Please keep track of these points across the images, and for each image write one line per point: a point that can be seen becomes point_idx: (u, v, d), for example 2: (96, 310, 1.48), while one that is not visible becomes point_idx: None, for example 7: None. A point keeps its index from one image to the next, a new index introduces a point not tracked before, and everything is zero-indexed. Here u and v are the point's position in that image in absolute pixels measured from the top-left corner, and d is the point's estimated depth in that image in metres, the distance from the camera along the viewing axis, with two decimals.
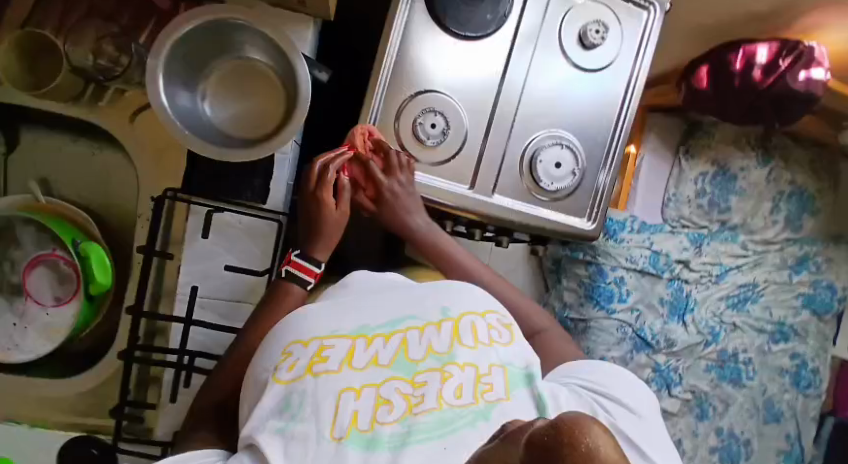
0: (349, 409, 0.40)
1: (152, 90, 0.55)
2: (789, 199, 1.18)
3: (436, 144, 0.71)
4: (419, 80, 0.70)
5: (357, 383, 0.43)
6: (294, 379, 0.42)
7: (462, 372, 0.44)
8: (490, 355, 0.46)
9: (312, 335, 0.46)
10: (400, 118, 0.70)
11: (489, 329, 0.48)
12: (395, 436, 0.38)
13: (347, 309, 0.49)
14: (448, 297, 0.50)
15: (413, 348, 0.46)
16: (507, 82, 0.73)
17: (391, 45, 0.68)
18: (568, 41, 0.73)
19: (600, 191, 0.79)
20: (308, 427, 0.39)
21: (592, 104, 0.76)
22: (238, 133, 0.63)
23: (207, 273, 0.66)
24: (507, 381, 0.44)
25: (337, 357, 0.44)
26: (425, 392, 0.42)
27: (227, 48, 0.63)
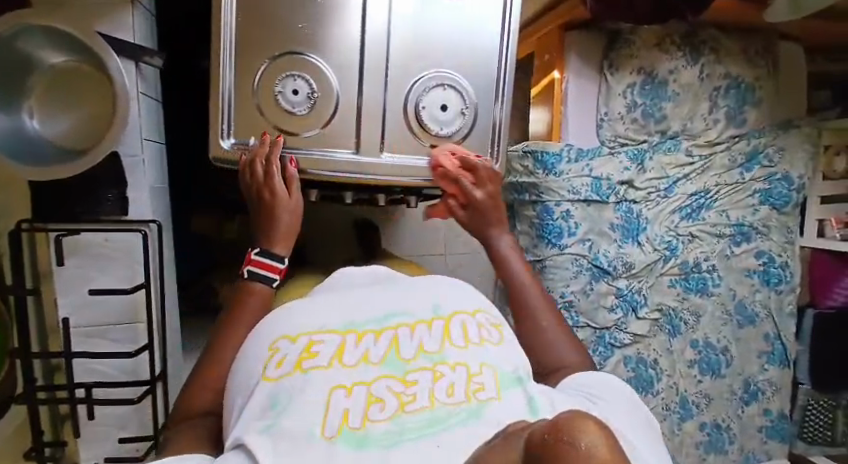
0: (341, 407, 0.42)
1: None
2: (727, 94, 1.12)
3: (306, 112, 0.66)
4: (268, 45, 0.63)
5: (348, 381, 0.45)
6: (282, 375, 0.46)
7: (453, 372, 0.46)
8: (484, 352, 0.50)
9: (302, 332, 0.50)
10: (259, 92, 0.64)
11: (479, 328, 0.52)
12: (389, 434, 0.40)
13: (339, 308, 0.53)
14: (438, 298, 0.55)
15: (404, 345, 0.49)
16: (368, 29, 0.66)
17: (225, 11, 0.61)
18: None
19: (498, 126, 0.73)
20: (295, 422, 0.41)
21: (468, 36, 0.70)
22: (86, 145, 0.57)
23: (80, 302, 0.61)
24: (497, 382, 0.46)
25: (328, 353, 0.48)
26: (415, 393, 0.44)
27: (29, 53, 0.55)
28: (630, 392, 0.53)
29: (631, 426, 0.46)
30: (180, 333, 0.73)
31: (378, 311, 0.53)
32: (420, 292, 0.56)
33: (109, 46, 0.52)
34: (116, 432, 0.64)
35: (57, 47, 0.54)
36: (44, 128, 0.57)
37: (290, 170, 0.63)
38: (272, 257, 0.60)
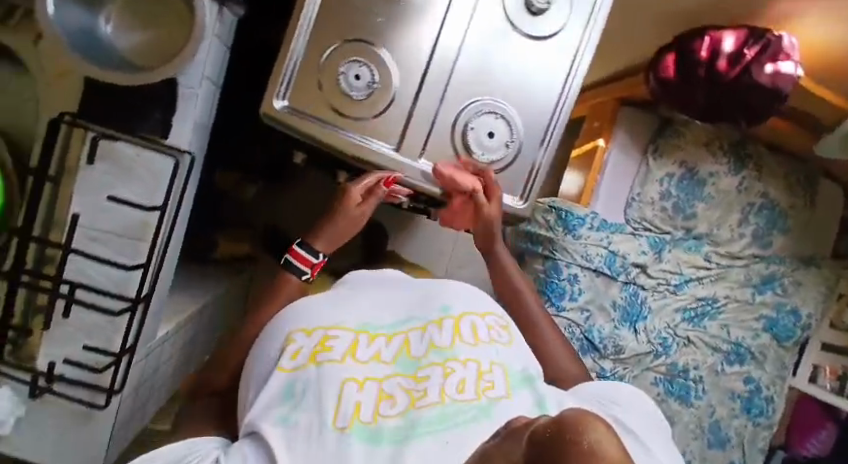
0: (353, 399, 0.46)
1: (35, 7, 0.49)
2: (759, 212, 1.14)
3: (362, 98, 0.67)
4: (346, 27, 0.66)
5: (359, 376, 0.50)
6: (296, 368, 0.51)
7: (464, 368, 0.50)
8: (496, 352, 0.54)
9: (317, 327, 0.55)
10: (324, 68, 0.66)
11: (488, 330, 0.57)
12: (394, 426, 0.43)
13: (355, 310, 0.60)
14: (449, 299, 0.60)
15: (416, 347, 0.54)
16: (443, 41, 0.68)
17: None
18: (513, 5, 0.69)
19: (536, 169, 0.74)
20: (311, 415, 0.44)
21: (533, 77, 0.72)
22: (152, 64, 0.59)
23: (94, 206, 0.62)
24: (507, 380, 0.50)
25: (341, 349, 0.53)
26: (425, 386, 0.48)
27: None
28: (640, 396, 0.57)
29: (638, 423, 0.50)
30: (173, 268, 0.74)
31: (395, 316, 0.60)
32: (435, 297, 0.61)
33: None
34: (83, 341, 0.63)
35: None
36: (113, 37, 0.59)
37: (380, 186, 0.66)
38: (309, 250, 0.64)
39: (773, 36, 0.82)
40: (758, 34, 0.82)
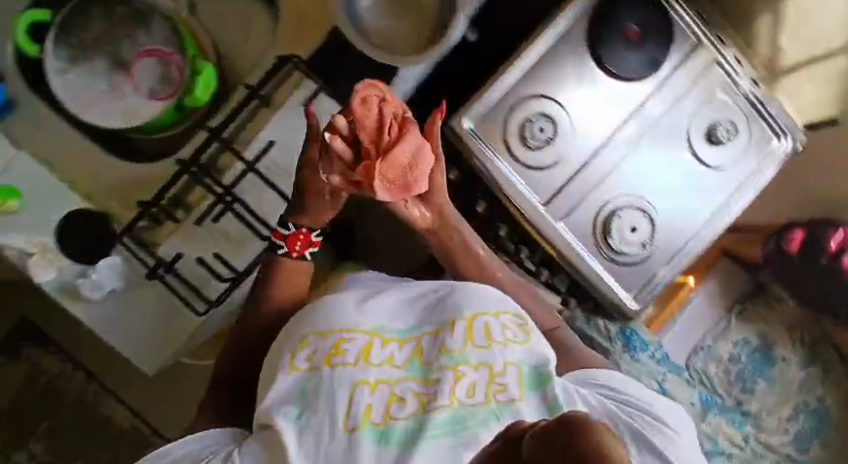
0: (362, 403, 0.38)
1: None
2: (810, 413, 1.09)
3: (536, 149, 0.73)
4: (550, 86, 0.72)
5: (372, 378, 0.40)
6: (312, 369, 0.42)
7: (477, 371, 0.40)
8: (513, 351, 0.43)
9: (332, 325, 0.44)
10: (515, 110, 0.72)
11: (502, 329, 0.44)
12: (409, 433, 0.36)
13: (370, 305, 0.48)
14: (464, 297, 0.46)
15: (425, 351, 0.43)
16: (624, 133, 0.73)
17: (542, 42, 0.70)
18: (696, 130, 0.74)
19: (655, 280, 0.76)
20: (322, 416, 0.38)
21: (689, 197, 0.75)
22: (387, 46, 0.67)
23: (282, 142, 0.67)
24: (522, 381, 0.41)
25: (354, 351, 0.42)
26: (438, 383, 0.39)
27: None
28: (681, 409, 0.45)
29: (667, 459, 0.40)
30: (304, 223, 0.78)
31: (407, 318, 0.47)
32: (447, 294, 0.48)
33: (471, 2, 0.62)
34: (211, 247, 0.69)
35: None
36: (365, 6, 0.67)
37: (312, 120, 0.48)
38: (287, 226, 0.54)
39: None
40: None
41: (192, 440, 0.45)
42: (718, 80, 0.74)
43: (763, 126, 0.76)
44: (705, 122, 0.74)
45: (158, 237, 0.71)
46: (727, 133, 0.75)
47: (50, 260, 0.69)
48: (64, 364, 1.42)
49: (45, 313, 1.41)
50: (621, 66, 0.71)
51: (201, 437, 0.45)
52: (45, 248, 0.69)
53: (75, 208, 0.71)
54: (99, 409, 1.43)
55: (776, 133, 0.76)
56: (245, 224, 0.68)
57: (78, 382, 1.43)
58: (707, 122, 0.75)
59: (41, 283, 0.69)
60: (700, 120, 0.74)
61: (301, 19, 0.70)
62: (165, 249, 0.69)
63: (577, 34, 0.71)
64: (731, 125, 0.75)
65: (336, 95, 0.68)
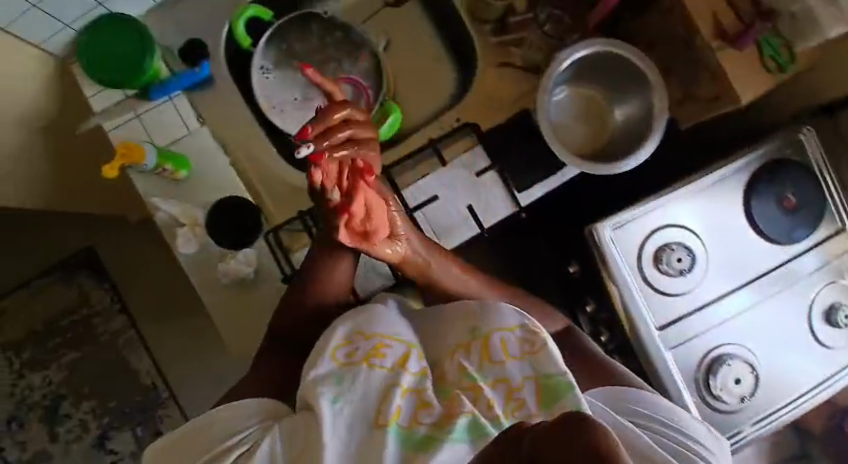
0: (394, 403, 0.43)
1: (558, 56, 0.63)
2: None
3: (667, 276, 0.75)
4: (693, 221, 0.76)
5: (405, 382, 0.46)
6: (348, 363, 0.48)
7: (494, 388, 0.48)
8: (527, 367, 0.49)
9: (373, 332, 0.51)
10: (657, 234, 0.76)
11: (518, 346, 0.51)
12: (435, 434, 0.40)
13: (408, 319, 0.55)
14: (486, 317, 0.54)
15: (448, 371, 0.50)
16: (751, 286, 0.77)
17: (698, 183, 0.76)
18: (817, 306, 0.78)
19: (738, 434, 0.78)
20: (354, 405, 0.44)
21: (791, 366, 0.78)
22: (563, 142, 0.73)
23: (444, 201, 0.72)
24: (541, 396, 0.46)
25: (392, 356, 0.49)
26: (461, 395, 0.45)
27: (602, 82, 0.72)
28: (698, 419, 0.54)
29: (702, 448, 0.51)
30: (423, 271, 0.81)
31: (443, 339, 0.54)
32: (469, 317, 0.56)
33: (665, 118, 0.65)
34: None
35: (627, 96, 0.70)
36: (557, 102, 0.74)
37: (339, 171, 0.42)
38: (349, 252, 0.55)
39: None
40: None
41: (232, 406, 0.48)
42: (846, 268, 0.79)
43: None
44: (826, 302, 0.78)
45: (295, 244, 0.73)
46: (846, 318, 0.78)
47: (196, 235, 0.73)
48: (112, 301, 1.44)
49: (112, 249, 1.43)
50: (766, 225, 0.76)
51: (239, 406, 0.49)
52: (195, 223, 0.72)
53: (235, 194, 0.73)
54: (129, 355, 1.44)
55: None
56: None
57: (119, 322, 1.44)
58: (829, 302, 0.78)
59: (180, 254, 0.72)
60: (823, 298, 0.78)
61: (489, 95, 0.76)
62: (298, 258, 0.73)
63: (733, 184, 0.76)
64: None
65: (502, 172, 0.72)
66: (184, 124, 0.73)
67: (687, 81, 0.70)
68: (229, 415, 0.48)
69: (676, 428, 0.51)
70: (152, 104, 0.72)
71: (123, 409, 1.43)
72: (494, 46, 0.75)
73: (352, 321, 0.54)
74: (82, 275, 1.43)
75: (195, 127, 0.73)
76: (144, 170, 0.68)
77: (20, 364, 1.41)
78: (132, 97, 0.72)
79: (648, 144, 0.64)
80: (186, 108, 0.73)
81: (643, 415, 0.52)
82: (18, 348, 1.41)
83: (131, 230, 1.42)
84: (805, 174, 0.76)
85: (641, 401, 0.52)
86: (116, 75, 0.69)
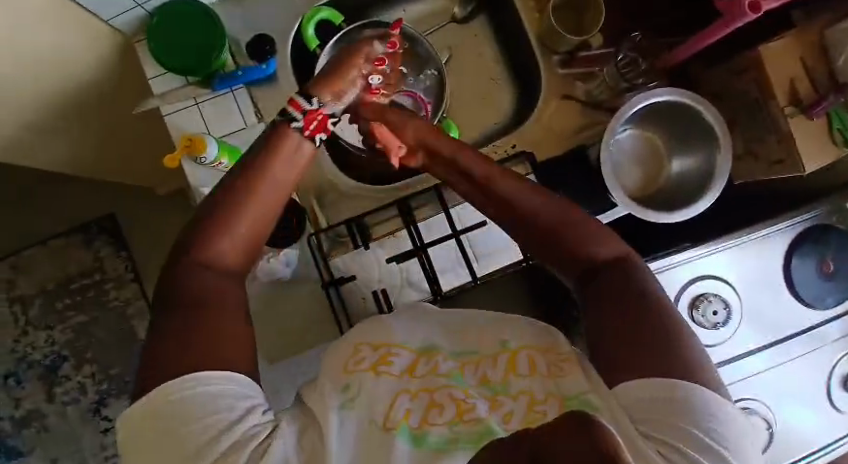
0: (402, 407, 0.43)
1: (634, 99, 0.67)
2: None
3: (701, 326, 0.76)
4: (732, 275, 0.77)
5: (414, 387, 0.45)
6: (356, 371, 0.47)
7: (516, 401, 0.43)
8: (551, 383, 0.43)
9: (381, 341, 0.51)
10: (696, 284, 0.76)
11: (547, 363, 0.46)
12: (443, 442, 0.39)
13: (423, 327, 0.54)
14: (508, 331, 0.50)
15: (468, 376, 0.47)
16: (778, 346, 0.78)
17: (742, 238, 0.77)
18: (839, 373, 0.79)
19: None
20: (362, 411, 0.43)
21: (805, 428, 0.79)
22: (619, 181, 0.75)
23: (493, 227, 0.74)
24: (564, 408, 0.41)
25: (400, 365, 0.48)
26: (477, 403, 0.43)
27: (666, 133, 0.75)
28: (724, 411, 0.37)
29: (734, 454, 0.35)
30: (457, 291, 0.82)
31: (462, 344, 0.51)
32: (493, 325, 0.52)
33: (725, 169, 0.66)
34: (379, 283, 0.72)
35: (688, 147, 0.73)
36: (620, 143, 0.76)
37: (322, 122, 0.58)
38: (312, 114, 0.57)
39: None
40: None
41: (222, 379, 0.40)
42: None
43: None
44: None
45: (335, 251, 0.73)
46: None
47: None
48: (125, 269, 1.43)
49: (133, 217, 1.43)
50: (804, 287, 0.77)
51: (229, 379, 0.40)
52: None
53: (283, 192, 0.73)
54: (135, 326, 1.42)
55: None
56: (422, 277, 0.73)
57: (130, 291, 1.42)
58: None
59: None
60: (846, 365, 0.79)
61: (550, 126, 0.77)
62: (336, 265, 0.73)
63: (773, 243, 0.78)
64: None
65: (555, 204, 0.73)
66: (242, 119, 0.73)
67: (749, 139, 0.72)
68: (222, 391, 0.39)
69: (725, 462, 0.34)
70: (213, 93, 0.72)
71: (120, 377, 1.41)
72: (561, 78, 0.77)
73: (360, 331, 0.52)
74: (100, 240, 1.42)
75: (252, 122, 0.73)
76: (201, 163, 0.68)
77: (26, 321, 1.40)
78: (193, 85, 0.71)
79: (708, 194, 0.66)
80: (245, 101, 0.73)
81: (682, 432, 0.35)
82: (26, 305, 1.41)
83: (156, 201, 1.42)
84: (844, 244, 0.79)
85: (697, 418, 0.35)
86: (184, 63, 0.68)
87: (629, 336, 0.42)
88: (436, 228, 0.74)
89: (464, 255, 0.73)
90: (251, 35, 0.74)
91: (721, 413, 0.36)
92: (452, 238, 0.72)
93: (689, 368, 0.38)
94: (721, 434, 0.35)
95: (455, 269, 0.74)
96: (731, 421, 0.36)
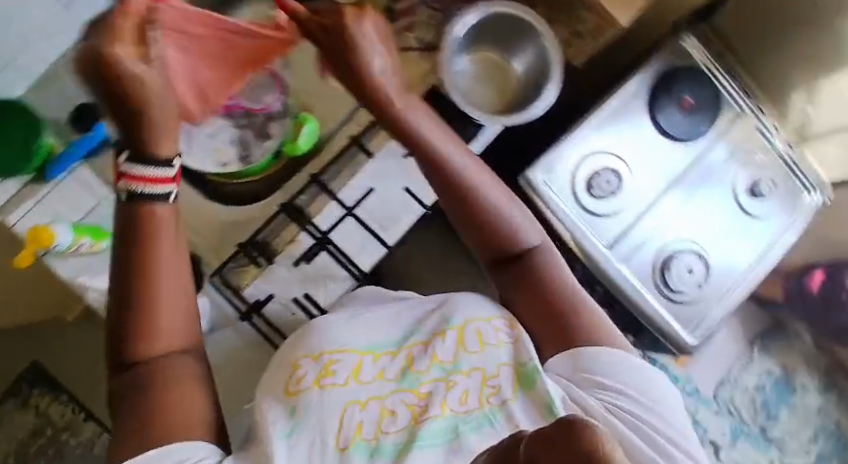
0: (354, 420, 0.42)
1: (449, 31, 0.69)
2: (832, 440, 1.16)
3: (602, 198, 0.82)
4: (612, 144, 0.82)
5: (364, 397, 0.44)
6: (302, 392, 0.44)
7: (469, 378, 0.45)
8: (504, 353, 0.46)
9: (321, 349, 0.47)
10: (584, 165, 0.81)
11: (496, 331, 0.48)
12: (403, 445, 0.40)
13: (362, 325, 0.51)
14: (451, 307, 0.51)
15: (416, 363, 0.47)
16: (676, 185, 0.83)
17: (605, 109, 0.82)
18: (741, 183, 0.84)
19: (708, 319, 0.83)
20: (313, 435, 0.41)
21: (736, 243, 0.84)
22: (478, 104, 0.78)
23: (384, 189, 0.74)
24: (518, 379, 0.43)
25: (346, 371, 0.45)
26: (429, 397, 0.44)
27: (502, 45, 0.78)
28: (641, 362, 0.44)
29: (654, 396, 0.43)
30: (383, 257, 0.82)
31: (395, 331, 0.51)
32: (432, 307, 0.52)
33: (560, 62, 0.71)
34: (300, 290, 0.72)
35: (526, 38, 0.74)
36: (463, 68, 0.78)
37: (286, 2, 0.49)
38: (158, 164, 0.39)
39: None
40: None
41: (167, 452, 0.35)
42: (757, 143, 0.85)
43: (795, 182, 0.86)
44: (747, 178, 0.85)
45: (244, 281, 0.70)
46: (769, 187, 0.85)
47: None
48: (75, 411, 1.32)
49: (58, 354, 1.33)
50: (676, 130, 0.82)
51: (172, 451, 0.35)
52: None
53: None
54: None
55: (807, 188, 0.86)
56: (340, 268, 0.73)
57: (90, 430, 1.32)
58: (748, 177, 0.85)
59: None
60: (743, 175, 0.85)
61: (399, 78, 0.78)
62: (251, 291, 0.70)
63: (637, 101, 0.82)
64: (771, 181, 0.85)
65: None
66: (95, 195, 0.69)
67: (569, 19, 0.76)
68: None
69: (655, 411, 0.42)
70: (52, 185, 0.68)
71: None
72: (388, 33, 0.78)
73: (298, 345, 0.48)
74: (35, 394, 1.32)
75: (104, 194, 0.71)
76: (60, 252, 0.63)
77: None
78: (28, 183, 0.68)
79: (551, 85, 0.71)
80: (91, 178, 0.70)
81: (603, 391, 0.42)
82: None
83: (76, 325, 1.33)
84: (699, 76, 0.83)
85: (625, 374, 0.43)
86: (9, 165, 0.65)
87: (553, 320, 0.47)
88: (331, 217, 0.72)
89: (368, 228, 0.74)
90: (69, 114, 0.71)
91: (640, 369, 0.44)
92: (348, 217, 0.72)
93: (590, 335, 0.46)
94: (645, 386, 0.43)
95: (365, 247, 0.74)
96: (657, 379, 0.44)
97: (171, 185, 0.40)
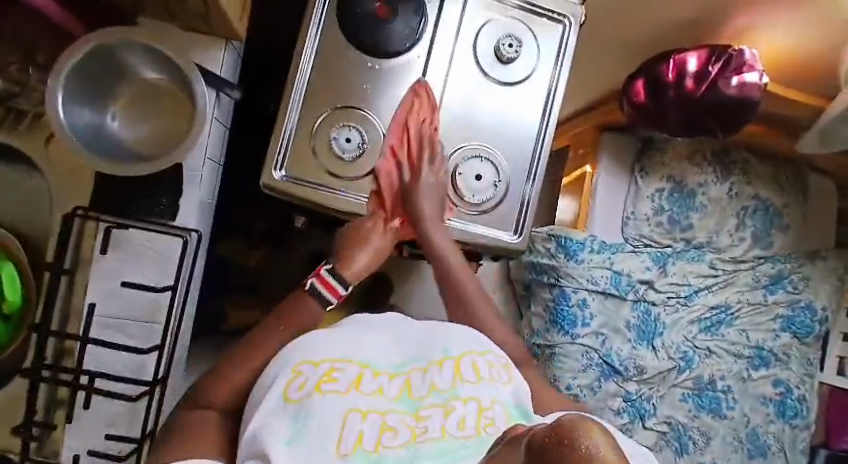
0: (355, 431, 0.40)
1: (49, 116, 0.53)
2: (755, 215, 1.13)
3: (354, 159, 0.71)
4: (335, 97, 0.71)
5: (364, 406, 0.42)
6: (303, 399, 0.42)
7: (464, 405, 0.42)
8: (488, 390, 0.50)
9: (324, 357, 0.46)
10: (316, 136, 0.70)
11: (487, 368, 0.48)
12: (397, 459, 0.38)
13: (357, 342, 0.50)
14: (447, 340, 0.50)
15: (416, 384, 0.46)
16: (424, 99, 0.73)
17: (303, 68, 0.70)
18: (485, 57, 0.74)
19: (526, 202, 0.76)
20: (315, 441, 0.39)
21: (512, 118, 0.75)
22: (140, 147, 0.62)
23: (113, 292, 0.67)
24: (506, 415, 0.43)
25: (347, 380, 0.44)
26: (428, 421, 0.41)
27: (125, 70, 0.61)
28: None
29: None
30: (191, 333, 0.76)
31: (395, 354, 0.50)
32: (432, 338, 0.51)
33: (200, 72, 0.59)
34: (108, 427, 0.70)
35: (133, 51, 0.58)
36: (114, 119, 0.62)
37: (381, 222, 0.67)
38: (340, 281, 0.59)
39: (734, 51, 0.82)
40: (718, 51, 0.83)
41: None
42: (481, 6, 0.74)
43: (541, 18, 0.75)
44: (489, 47, 0.74)
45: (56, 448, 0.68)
46: (514, 46, 0.74)
47: None
48: None
49: None
50: (389, 43, 0.70)
51: None
52: None
53: None
54: None
55: (558, 18, 0.76)
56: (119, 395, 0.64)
57: None
58: (490, 45, 0.74)
59: None
60: (484, 46, 0.74)
61: (64, 169, 0.69)
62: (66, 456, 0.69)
63: (332, 37, 0.70)
64: (513, 37, 0.74)
65: (143, 220, 0.66)
66: None
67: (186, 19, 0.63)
68: None
69: None
70: None
71: None
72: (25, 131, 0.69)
73: (298, 351, 0.47)
74: None
75: None
76: None
77: None
78: None
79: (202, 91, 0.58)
80: None
81: None
82: None
83: None
84: None
85: None
86: None
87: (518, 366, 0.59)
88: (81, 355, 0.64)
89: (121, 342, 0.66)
90: None
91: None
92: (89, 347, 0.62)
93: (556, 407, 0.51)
94: None
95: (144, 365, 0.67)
96: None
97: (329, 298, 0.57)
